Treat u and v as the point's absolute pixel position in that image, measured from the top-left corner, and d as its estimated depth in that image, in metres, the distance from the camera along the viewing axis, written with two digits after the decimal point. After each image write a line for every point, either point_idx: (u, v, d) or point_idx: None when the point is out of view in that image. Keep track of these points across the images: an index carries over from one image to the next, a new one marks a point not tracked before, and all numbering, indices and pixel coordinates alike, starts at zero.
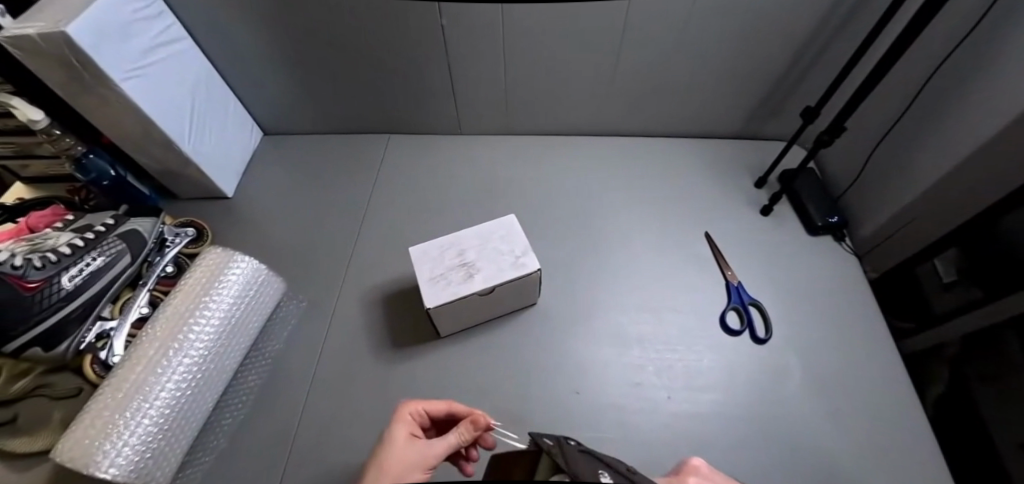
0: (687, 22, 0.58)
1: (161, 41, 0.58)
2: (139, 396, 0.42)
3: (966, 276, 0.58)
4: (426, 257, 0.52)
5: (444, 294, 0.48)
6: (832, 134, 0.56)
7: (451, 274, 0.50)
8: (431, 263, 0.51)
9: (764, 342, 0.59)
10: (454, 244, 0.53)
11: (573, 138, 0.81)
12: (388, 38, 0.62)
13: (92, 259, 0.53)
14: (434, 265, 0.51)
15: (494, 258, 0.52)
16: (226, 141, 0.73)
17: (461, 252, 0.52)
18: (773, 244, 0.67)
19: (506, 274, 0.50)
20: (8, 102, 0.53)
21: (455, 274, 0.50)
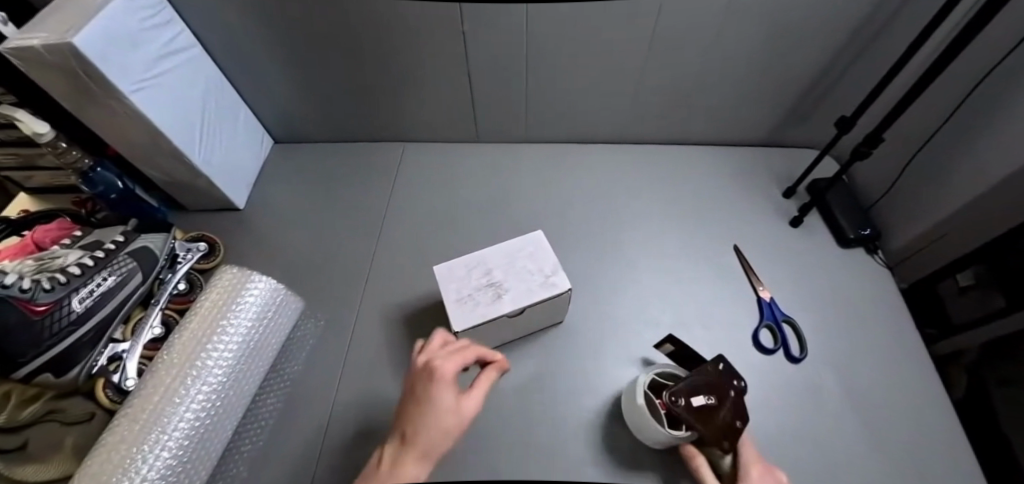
0: (720, 28, 0.56)
1: (169, 49, 0.55)
2: (157, 428, 0.40)
3: (983, 281, 0.57)
4: (452, 277, 0.50)
5: (472, 316, 0.46)
6: (870, 146, 0.54)
7: (479, 295, 0.48)
8: (457, 283, 0.50)
9: (799, 361, 0.56)
10: (480, 263, 0.51)
11: (594, 147, 0.79)
12: (406, 45, 0.60)
13: (103, 280, 0.51)
14: (461, 285, 0.49)
15: (523, 277, 0.50)
16: (237, 152, 0.71)
17: (487, 271, 0.50)
18: (804, 257, 0.65)
19: (536, 295, 0.48)
20: (12, 116, 0.50)
21: (483, 295, 0.48)
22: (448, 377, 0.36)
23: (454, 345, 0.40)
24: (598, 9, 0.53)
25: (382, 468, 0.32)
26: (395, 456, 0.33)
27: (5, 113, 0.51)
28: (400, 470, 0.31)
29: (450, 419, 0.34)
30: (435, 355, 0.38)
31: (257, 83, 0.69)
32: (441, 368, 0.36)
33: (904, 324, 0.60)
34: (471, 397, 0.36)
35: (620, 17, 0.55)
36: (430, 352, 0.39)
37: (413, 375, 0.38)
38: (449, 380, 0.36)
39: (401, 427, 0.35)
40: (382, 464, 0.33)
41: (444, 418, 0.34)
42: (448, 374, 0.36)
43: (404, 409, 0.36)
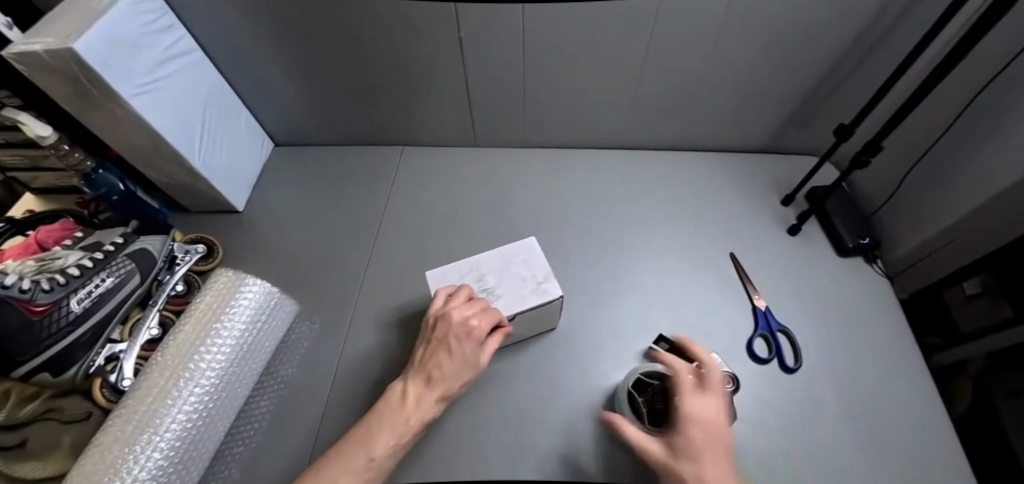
0: (718, 33, 0.56)
1: (170, 54, 0.56)
2: (149, 429, 0.41)
3: (989, 290, 0.56)
4: (446, 282, 0.52)
5: None
6: (869, 155, 0.53)
7: None
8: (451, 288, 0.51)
9: (793, 372, 0.55)
10: (474, 268, 0.53)
11: (592, 152, 0.79)
12: (404, 50, 0.60)
13: (100, 281, 0.52)
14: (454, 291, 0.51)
15: (517, 282, 0.51)
16: (237, 153, 0.72)
17: (481, 276, 0.52)
18: (802, 266, 0.64)
19: (528, 302, 0.49)
20: (16, 118, 0.51)
21: None
22: (479, 338, 0.43)
23: (481, 306, 0.46)
24: (595, 14, 0.53)
25: (410, 395, 0.40)
26: (421, 389, 0.40)
27: (10, 115, 0.52)
28: (427, 400, 0.39)
29: (469, 370, 0.42)
30: (467, 313, 0.44)
31: (258, 86, 0.69)
32: (476, 329, 0.42)
33: (902, 334, 0.59)
34: (488, 355, 0.44)
35: (618, 22, 0.54)
36: (462, 309, 0.44)
37: (443, 324, 0.43)
38: (479, 340, 0.43)
39: (428, 366, 0.41)
40: (409, 391, 0.40)
41: (465, 370, 0.42)
42: (480, 336, 0.43)
43: (428, 350, 0.43)
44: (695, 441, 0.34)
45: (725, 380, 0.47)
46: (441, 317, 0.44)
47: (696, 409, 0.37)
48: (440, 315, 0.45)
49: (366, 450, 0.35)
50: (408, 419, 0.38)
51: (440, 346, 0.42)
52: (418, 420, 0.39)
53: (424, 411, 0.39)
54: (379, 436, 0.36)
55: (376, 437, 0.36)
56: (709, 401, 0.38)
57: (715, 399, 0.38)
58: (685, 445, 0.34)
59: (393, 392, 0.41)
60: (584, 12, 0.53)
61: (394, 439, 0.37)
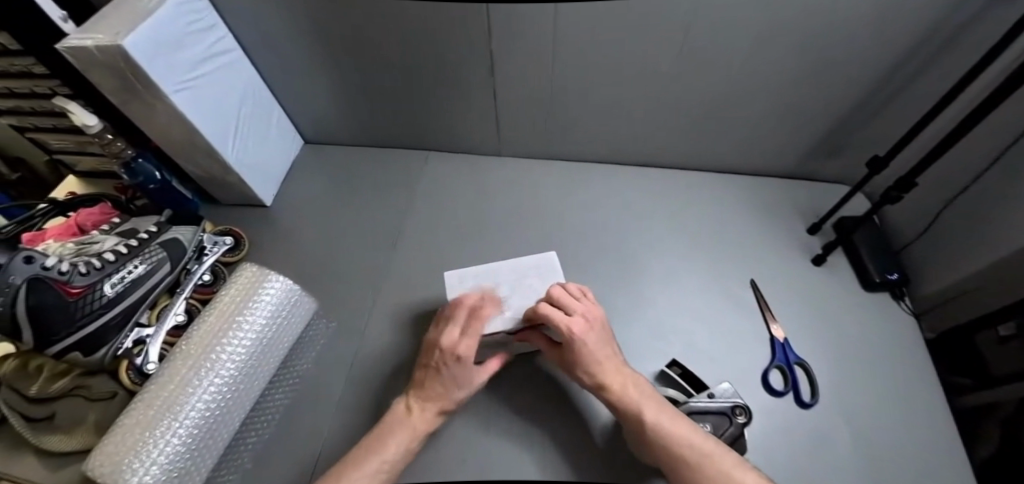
0: (750, 56, 0.55)
1: (211, 53, 0.58)
2: (169, 415, 0.43)
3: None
4: (460, 283, 0.55)
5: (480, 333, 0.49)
6: (901, 191, 0.52)
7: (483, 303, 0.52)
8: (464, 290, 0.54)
9: (809, 407, 0.53)
10: (489, 275, 0.55)
11: (615, 168, 0.78)
12: (436, 58, 0.61)
13: (133, 268, 0.54)
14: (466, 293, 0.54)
15: (527, 295, 0.52)
16: (270, 150, 0.74)
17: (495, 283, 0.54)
18: (826, 299, 0.62)
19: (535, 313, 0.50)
20: (66, 108, 0.54)
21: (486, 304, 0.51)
22: (467, 361, 0.43)
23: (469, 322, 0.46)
24: (602, 18, 0.52)
25: (415, 409, 0.43)
26: (424, 402, 0.44)
27: (60, 104, 0.54)
28: (430, 414, 0.43)
29: (465, 388, 0.44)
30: (455, 337, 0.44)
31: (292, 87, 0.71)
32: (462, 353, 0.43)
33: (927, 376, 0.57)
34: (483, 371, 0.45)
35: (647, 40, 0.54)
36: (451, 333, 0.45)
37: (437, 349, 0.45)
38: (469, 362, 0.43)
39: (428, 383, 0.44)
40: (413, 406, 0.44)
41: (460, 390, 0.44)
42: (468, 361, 0.43)
43: (426, 370, 0.45)
44: (590, 343, 0.44)
45: (736, 412, 0.47)
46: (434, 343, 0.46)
47: (576, 322, 0.44)
48: (433, 339, 0.46)
49: (377, 456, 0.39)
50: (414, 429, 0.42)
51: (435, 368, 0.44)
52: (424, 430, 0.42)
53: (427, 422, 0.43)
54: (389, 442, 0.40)
55: (387, 441, 0.40)
56: (580, 312, 0.46)
57: (581, 303, 0.47)
58: (588, 350, 0.44)
59: (403, 401, 0.45)
60: (596, 17, 0.52)
61: (403, 446, 0.40)
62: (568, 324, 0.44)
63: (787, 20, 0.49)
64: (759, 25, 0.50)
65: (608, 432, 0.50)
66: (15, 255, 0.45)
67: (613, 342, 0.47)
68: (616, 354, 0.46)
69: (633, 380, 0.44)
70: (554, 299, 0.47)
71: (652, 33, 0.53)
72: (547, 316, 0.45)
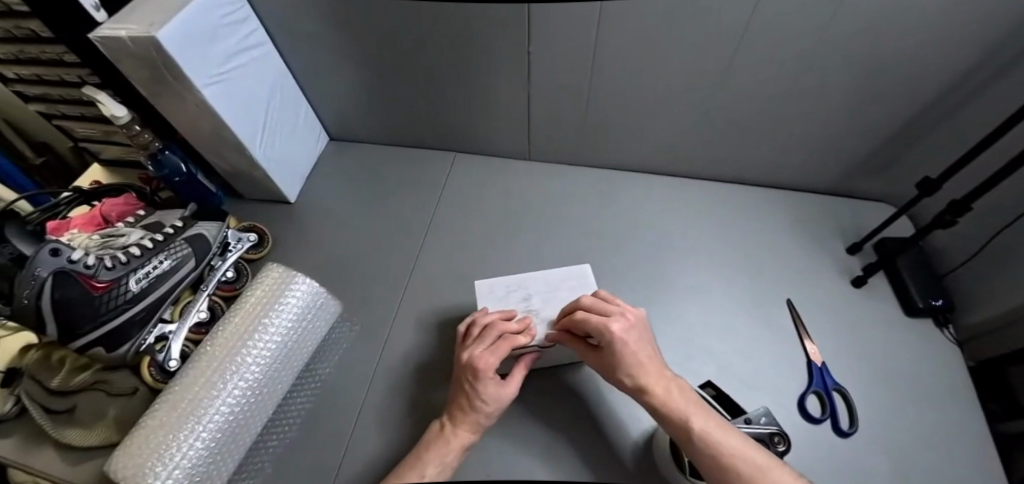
0: (800, 67, 0.52)
1: (243, 46, 0.57)
2: (193, 417, 0.42)
3: None
4: (491, 293, 0.52)
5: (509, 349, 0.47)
6: (956, 215, 0.49)
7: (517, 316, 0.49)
8: (497, 299, 0.52)
9: (848, 436, 0.50)
10: (520, 286, 0.53)
11: (645, 177, 0.77)
12: (471, 58, 0.59)
13: (159, 263, 0.54)
14: (499, 303, 0.52)
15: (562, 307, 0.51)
16: (296, 147, 0.73)
17: (527, 295, 0.52)
18: (865, 322, 0.60)
19: None
20: (95, 97, 0.53)
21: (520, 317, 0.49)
22: (488, 375, 0.42)
23: (489, 337, 0.45)
24: (649, 22, 0.49)
25: (447, 427, 0.43)
26: (455, 419, 0.43)
27: (89, 94, 0.54)
28: (462, 431, 0.42)
29: (491, 403, 0.42)
30: (475, 352, 0.44)
31: (321, 82, 0.70)
32: (481, 367, 0.42)
33: (974, 410, 0.54)
34: (508, 385, 0.43)
35: (693, 47, 0.52)
36: (471, 348, 0.44)
37: (460, 364, 0.45)
38: (490, 376, 0.42)
39: (457, 399, 0.44)
40: (446, 425, 0.43)
41: (485, 405, 0.42)
42: (487, 374, 0.42)
43: (455, 387, 0.45)
44: (629, 342, 0.43)
45: (775, 440, 0.44)
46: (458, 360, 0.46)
47: (616, 321, 0.43)
48: (457, 355, 0.46)
49: (416, 473, 0.39)
50: (450, 447, 0.41)
51: (462, 385, 0.44)
52: (458, 447, 0.41)
53: (460, 440, 0.41)
54: (428, 463, 0.40)
55: (425, 458, 0.40)
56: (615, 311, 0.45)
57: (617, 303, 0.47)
58: (626, 350, 0.42)
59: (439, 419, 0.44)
60: (641, 22, 0.50)
61: (442, 469, 0.39)
62: (605, 321, 0.43)
63: (844, 31, 0.47)
64: (814, 34, 0.48)
65: (640, 454, 0.48)
66: (41, 247, 0.45)
67: (654, 342, 0.46)
68: (657, 355, 0.44)
69: (676, 384, 0.42)
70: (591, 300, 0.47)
71: (699, 39, 0.51)
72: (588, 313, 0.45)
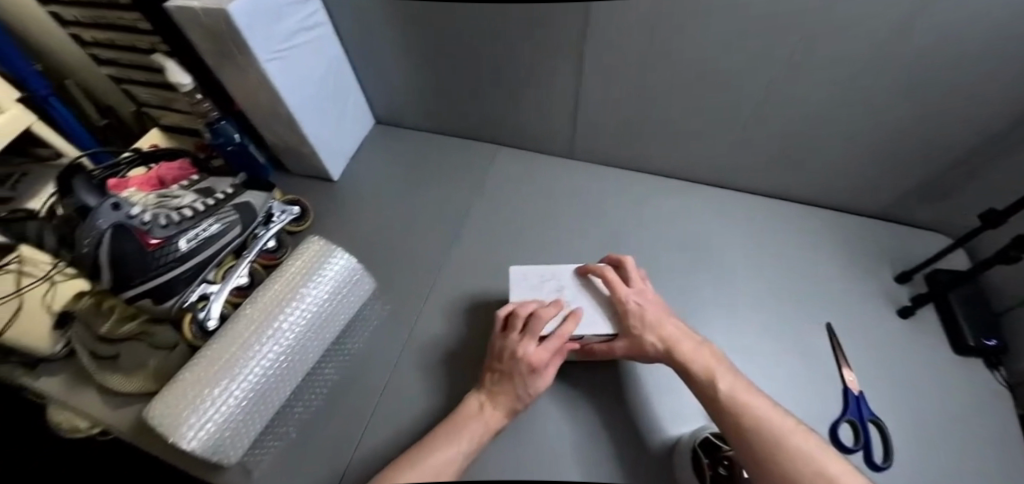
0: (851, 83, 0.50)
1: (305, 25, 0.58)
2: (229, 375, 0.44)
3: None
4: (524, 280, 0.52)
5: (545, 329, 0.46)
6: (1021, 250, 0.46)
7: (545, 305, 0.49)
8: (528, 289, 0.51)
9: (880, 471, 0.47)
10: (553, 276, 0.52)
11: (686, 184, 0.75)
12: (522, 49, 0.59)
13: (207, 226, 0.56)
14: (531, 292, 0.51)
15: (589, 309, 0.48)
16: (343, 126, 0.75)
17: (558, 286, 0.51)
18: (910, 357, 0.57)
19: (599, 326, 0.46)
20: (163, 64, 0.56)
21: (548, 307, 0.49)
22: (540, 370, 0.42)
23: (539, 330, 0.44)
24: (707, 26, 0.48)
25: (485, 408, 0.43)
26: (494, 401, 0.43)
27: (160, 61, 0.57)
28: (500, 414, 0.43)
29: (535, 394, 0.43)
30: (528, 346, 0.43)
31: (372, 66, 0.71)
32: (536, 362, 0.42)
33: None
34: (554, 374, 0.44)
35: (747, 54, 0.50)
36: (523, 344, 0.43)
37: (506, 353, 0.44)
38: (542, 370, 0.43)
39: (496, 384, 0.44)
40: (483, 405, 0.43)
41: (531, 394, 0.43)
42: (540, 369, 0.42)
43: (496, 375, 0.44)
44: (647, 311, 0.45)
45: None
46: (503, 351, 0.45)
47: (630, 295, 0.47)
48: (502, 347, 0.45)
49: (452, 445, 0.39)
50: (487, 426, 0.42)
51: (506, 374, 0.43)
52: (495, 428, 0.42)
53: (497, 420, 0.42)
54: (463, 435, 0.40)
55: (461, 433, 0.41)
56: (622, 296, 0.46)
57: (630, 288, 0.48)
58: (642, 318, 0.45)
59: (475, 398, 0.44)
60: (699, 26, 0.48)
61: (478, 443, 0.41)
62: (620, 291, 0.47)
63: (914, 49, 0.44)
64: (884, 50, 0.45)
65: (659, 462, 0.47)
66: (105, 200, 0.47)
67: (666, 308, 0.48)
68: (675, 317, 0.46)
69: (690, 336, 0.44)
70: (624, 264, 0.51)
71: (756, 47, 0.49)
72: (608, 275, 0.48)
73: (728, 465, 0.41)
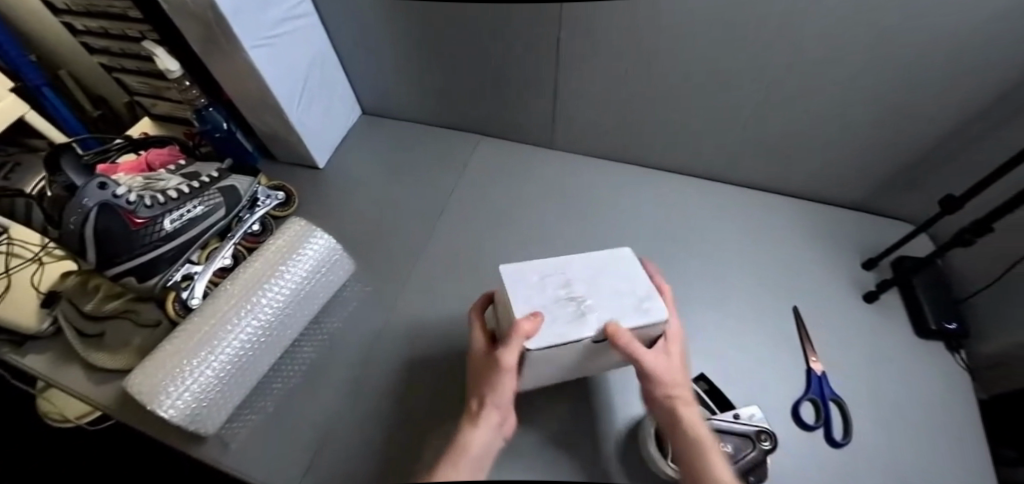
0: (848, 82, 0.52)
1: (291, 15, 0.60)
2: (207, 347, 0.45)
3: None
4: (522, 281, 0.38)
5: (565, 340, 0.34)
6: (975, 234, 0.47)
7: (558, 308, 0.36)
8: (531, 290, 0.37)
9: (840, 446, 0.50)
10: (557, 272, 0.39)
11: (664, 174, 0.77)
12: (500, 42, 0.61)
13: (192, 207, 0.58)
14: (537, 294, 0.37)
15: (615, 302, 0.37)
16: (329, 114, 0.77)
17: (567, 282, 0.38)
18: (873, 341, 0.59)
19: (629, 322, 0.35)
20: (153, 51, 0.58)
21: (562, 309, 0.36)
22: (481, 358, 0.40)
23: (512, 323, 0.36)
24: (675, 19, 0.50)
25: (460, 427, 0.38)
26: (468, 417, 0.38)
27: (149, 48, 0.58)
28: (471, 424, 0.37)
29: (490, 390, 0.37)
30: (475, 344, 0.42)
31: (357, 57, 0.73)
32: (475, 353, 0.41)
33: (977, 439, 0.52)
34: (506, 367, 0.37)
35: (747, 53, 0.52)
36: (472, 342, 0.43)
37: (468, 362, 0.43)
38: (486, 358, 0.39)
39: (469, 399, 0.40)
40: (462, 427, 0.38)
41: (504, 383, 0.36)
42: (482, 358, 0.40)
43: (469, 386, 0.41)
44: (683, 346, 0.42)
45: (762, 437, 0.45)
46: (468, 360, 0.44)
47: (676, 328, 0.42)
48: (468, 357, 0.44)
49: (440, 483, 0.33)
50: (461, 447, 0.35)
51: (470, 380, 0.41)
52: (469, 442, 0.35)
53: (491, 424, 0.37)
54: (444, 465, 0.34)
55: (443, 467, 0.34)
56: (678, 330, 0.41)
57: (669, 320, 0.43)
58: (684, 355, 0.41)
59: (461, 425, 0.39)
60: (667, 19, 0.50)
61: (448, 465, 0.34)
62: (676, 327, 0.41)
63: (897, 49, 0.45)
64: (867, 49, 0.47)
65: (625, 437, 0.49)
66: (91, 180, 0.49)
67: None
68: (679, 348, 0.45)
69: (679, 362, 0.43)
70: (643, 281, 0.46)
71: (723, 40, 0.51)
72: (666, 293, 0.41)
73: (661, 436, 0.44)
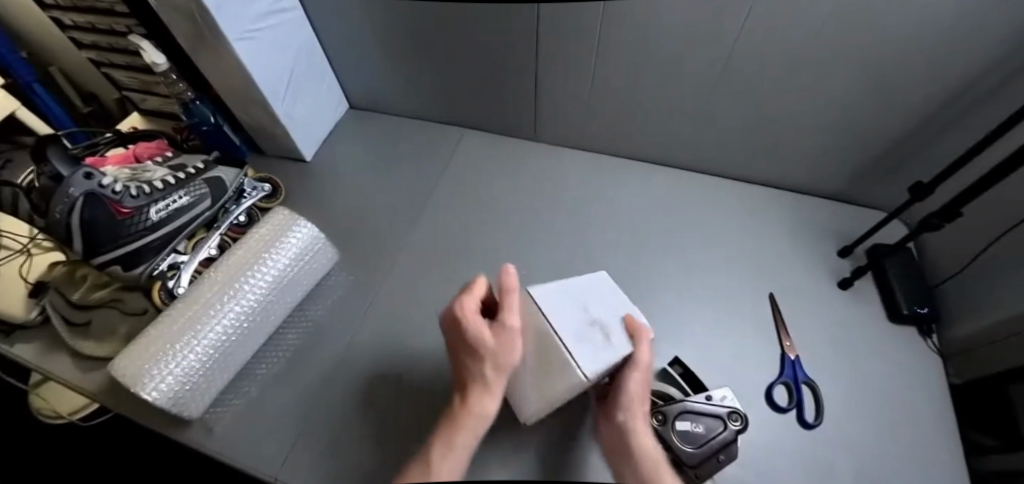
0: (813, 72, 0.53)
1: (275, 8, 0.61)
2: (190, 332, 0.46)
3: None
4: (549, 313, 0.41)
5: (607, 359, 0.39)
6: (943, 219, 0.48)
7: (589, 334, 0.40)
8: (562, 319, 0.41)
9: (811, 428, 0.52)
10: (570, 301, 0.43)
11: (646, 166, 0.78)
12: (482, 37, 0.62)
13: (178, 197, 0.58)
14: (565, 321, 0.41)
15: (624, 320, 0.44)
16: (316, 107, 0.78)
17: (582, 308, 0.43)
18: (846, 326, 0.60)
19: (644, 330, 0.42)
20: (139, 45, 0.58)
21: (593, 334, 0.41)
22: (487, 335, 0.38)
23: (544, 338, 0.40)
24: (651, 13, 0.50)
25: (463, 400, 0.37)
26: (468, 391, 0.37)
27: (136, 42, 0.59)
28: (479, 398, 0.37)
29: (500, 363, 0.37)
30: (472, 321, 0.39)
31: (342, 51, 0.74)
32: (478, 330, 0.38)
33: (943, 420, 0.54)
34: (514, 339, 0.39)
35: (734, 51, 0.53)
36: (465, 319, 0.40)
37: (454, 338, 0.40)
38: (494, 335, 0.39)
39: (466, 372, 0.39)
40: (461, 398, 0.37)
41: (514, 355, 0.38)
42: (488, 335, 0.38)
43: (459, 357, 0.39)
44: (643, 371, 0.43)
45: (732, 417, 0.47)
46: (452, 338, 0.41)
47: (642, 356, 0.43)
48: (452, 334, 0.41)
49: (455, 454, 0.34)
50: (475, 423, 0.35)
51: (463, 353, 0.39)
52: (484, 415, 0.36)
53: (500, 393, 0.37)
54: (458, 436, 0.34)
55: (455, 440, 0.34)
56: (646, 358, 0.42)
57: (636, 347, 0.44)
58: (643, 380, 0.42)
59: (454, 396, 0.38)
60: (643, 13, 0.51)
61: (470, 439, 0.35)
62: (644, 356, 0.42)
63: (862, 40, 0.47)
64: (855, 47, 0.47)
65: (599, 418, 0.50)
66: (77, 170, 0.50)
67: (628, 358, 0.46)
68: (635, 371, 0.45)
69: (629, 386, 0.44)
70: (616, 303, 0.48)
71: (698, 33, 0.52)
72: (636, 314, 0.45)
73: (613, 450, 0.40)
